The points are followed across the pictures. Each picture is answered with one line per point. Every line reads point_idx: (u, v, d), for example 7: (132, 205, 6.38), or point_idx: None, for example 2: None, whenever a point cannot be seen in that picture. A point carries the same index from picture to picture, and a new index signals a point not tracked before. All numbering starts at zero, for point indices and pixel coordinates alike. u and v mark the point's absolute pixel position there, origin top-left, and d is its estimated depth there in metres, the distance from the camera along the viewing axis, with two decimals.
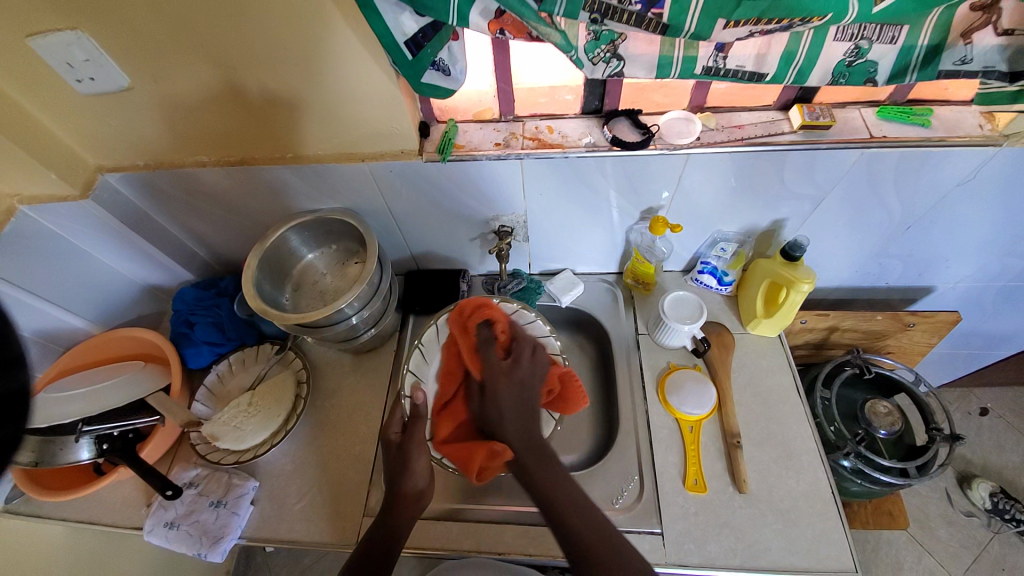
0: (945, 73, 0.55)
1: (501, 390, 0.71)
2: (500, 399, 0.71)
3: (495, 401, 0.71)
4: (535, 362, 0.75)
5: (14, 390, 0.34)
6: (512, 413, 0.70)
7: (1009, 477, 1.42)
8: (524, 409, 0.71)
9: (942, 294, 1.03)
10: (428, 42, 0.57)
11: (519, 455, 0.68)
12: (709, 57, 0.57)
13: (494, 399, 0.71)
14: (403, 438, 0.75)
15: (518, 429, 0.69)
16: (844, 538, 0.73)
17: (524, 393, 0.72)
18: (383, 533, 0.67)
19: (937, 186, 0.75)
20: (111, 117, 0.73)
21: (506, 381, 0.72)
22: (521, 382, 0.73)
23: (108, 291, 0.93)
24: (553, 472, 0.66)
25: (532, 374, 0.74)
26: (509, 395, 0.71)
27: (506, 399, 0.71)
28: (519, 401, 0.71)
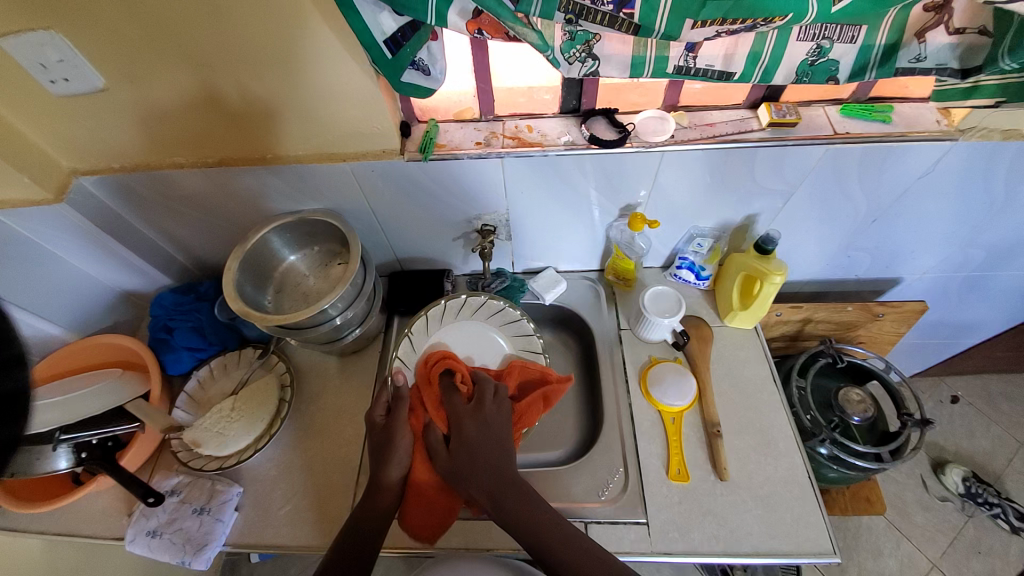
0: (903, 69, 0.58)
1: (467, 428, 0.73)
2: (467, 436, 0.72)
3: (463, 445, 0.72)
4: (489, 405, 0.76)
5: (13, 391, 0.35)
6: (482, 452, 0.71)
7: (979, 461, 1.48)
8: (493, 445, 0.72)
9: (909, 285, 1.07)
10: (407, 42, 0.58)
11: (493, 495, 0.68)
12: (680, 57, 0.59)
13: (462, 443, 0.72)
14: (387, 422, 0.76)
15: (484, 476, 0.69)
16: (821, 520, 0.76)
17: (489, 427, 0.74)
18: (371, 516, 0.70)
19: (899, 179, 0.79)
20: (85, 118, 0.72)
21: (470, 424, 0.73)
22: (485, 424, 0.74)
23: (83, 297, 0.91)
24: (520, 503, 0.67)
25: (495, 413, 0.75)
26: (478, 433, 0.73)
27: (474, 436, 0.72)
28: (489, 441, 0.72)
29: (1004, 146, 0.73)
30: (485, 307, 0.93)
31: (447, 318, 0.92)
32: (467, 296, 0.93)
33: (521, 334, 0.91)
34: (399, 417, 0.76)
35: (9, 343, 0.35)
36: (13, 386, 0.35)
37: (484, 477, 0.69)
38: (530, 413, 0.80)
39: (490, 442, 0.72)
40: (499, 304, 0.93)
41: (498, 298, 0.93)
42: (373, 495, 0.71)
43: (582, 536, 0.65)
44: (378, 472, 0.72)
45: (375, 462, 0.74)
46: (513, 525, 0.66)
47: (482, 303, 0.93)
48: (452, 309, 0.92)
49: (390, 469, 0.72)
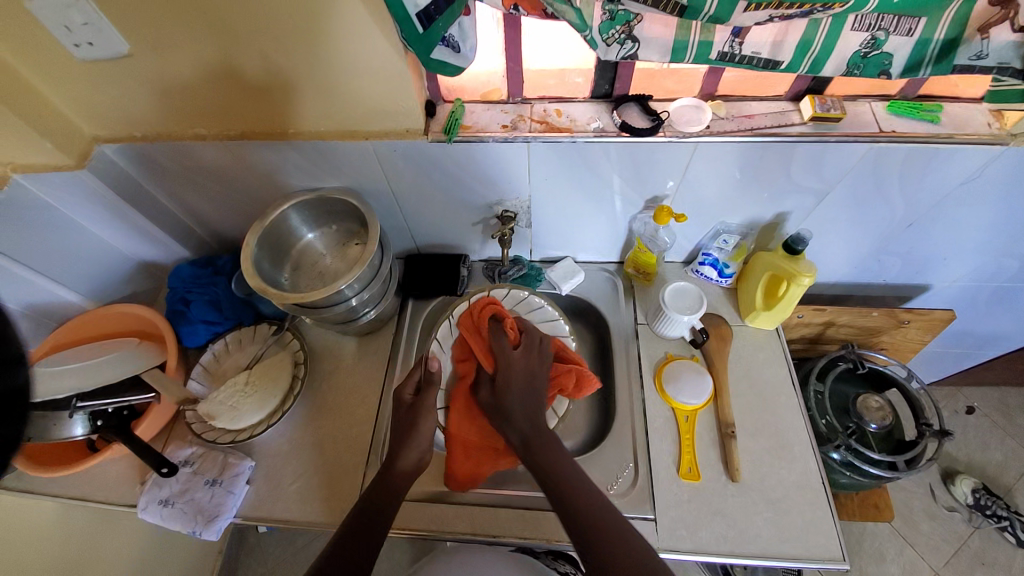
0: (961, 67, 0.55)
1: (512, 373, 0.75)
2: (512, 380, 0.74)
3: (506, 385, 0.74)
4: (523, 352, 0.77)
5: (13, 388, 0.34)
6: (519, 396, 0.73)
7: (991, 474, 1.46)
8: (530, 389, 0.74)
9: (938, 292, 1.04)
10: (440, 15, 0.54)
11: (529, 441, 0.69)
12: (725, 43, 0.56)
13: (505, 387, 0.74)
14: (415, 402, 0.76)
15: (523, 417, 0.71)
16: (833, 527, 0.75)
17: (532, 374, 0.75)
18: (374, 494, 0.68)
19: (940, 184, 0.75)
20: (107, 85, 0.70)
21: (517, 367, 0.76)
22: (523, 370, 0.75)
23: (101, 264, 0.91)
24: (557, 450, 0.67)
25: (535, 358, 0.77)
26: (515, 376, 0.75)
27: (513, 379, 0.74)
28: (529, 390, 0.74)
29: None
30: (509, 297, 0.91)
31: (474, 307, 0.91)
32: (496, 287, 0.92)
33: (553, 334, 0.88)
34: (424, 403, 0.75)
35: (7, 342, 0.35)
36: (12, 383, 0.34)
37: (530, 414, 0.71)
38: (561, 385, 0.79)
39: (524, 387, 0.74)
40: (523, 293, 0.91)
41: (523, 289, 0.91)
42: (386, 477, 0.70)
43: (605, 502, 0.63)
44: (396, 452, 0.72)
45: (396, 441, 0.73)
46: (546, 476, 0.65)
47: (507, 294, 0.91)
48: (481, 297, 0.92)
49: (407, 451, 0.72)
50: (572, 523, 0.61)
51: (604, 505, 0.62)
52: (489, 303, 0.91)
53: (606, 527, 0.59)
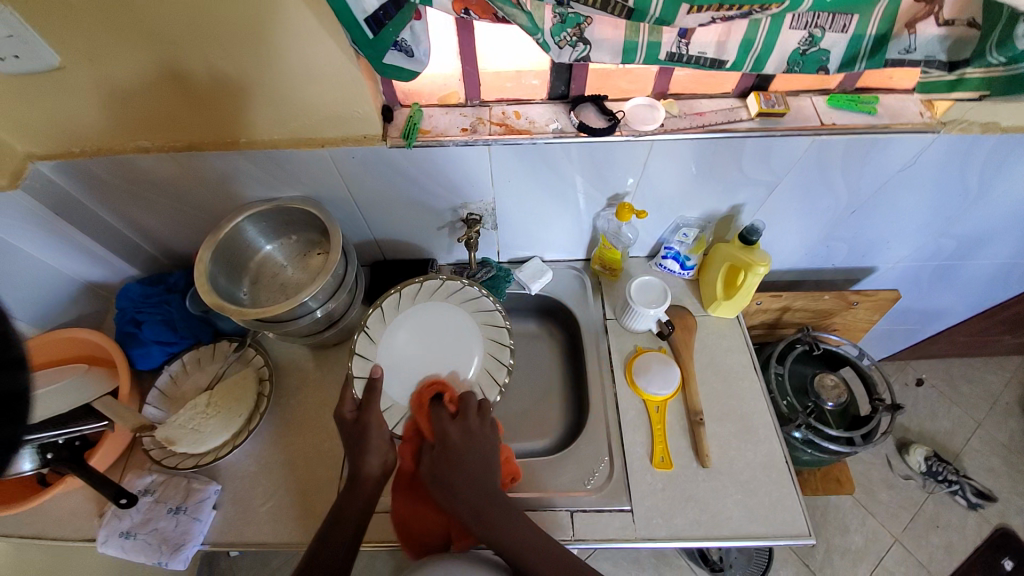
0: (892, 61, 0.58)
1: (460, 453, 0.68)
2: (453, 457, 0.67)
3: (451, 460, 0.67)
4: (469, 423, 0.71)
5: (14, 390, 0.31)
6: (476, 465, 0.67)
7: (940, 441, 1.56)
8: (483, 462, 0.67)
9: (884, 274, 1.10)
10: (390, 20, 0.54)
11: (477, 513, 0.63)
12: (672, 44, 0.58)
13: (446, 460, 0.67)
14: (359, 415, 0.72)
15: (467, 493, 0.65)
16: (798, 503, 0.78)
17: (478, 449, 0.68)
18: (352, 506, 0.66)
19: (880, 171, 0.80)
20: (38, 99, 0.66)
21: (466, 438, 0.69)
22: (472, 441, 0.69)
23: (41, 288, 0.85)
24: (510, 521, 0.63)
25: (481, 431, 0.70)
26: (468, 454, 0.67)
27: (466, 458, 0.67)
28: (481, 459, 0.67)
29: (982, 139, 0.75)
30: (460, 292, 0.89)
31: (420, 297, 0.88)
32: (443, 278, 0.89)
33: (492, 325, 0.86)
34: (372, 406, 0.72)
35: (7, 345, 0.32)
36: (13, 387, 0.31)
37: (473, 496, 0.64)
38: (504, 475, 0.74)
39: (478, 460, 0.67)
40: (475, 292, 0.89)
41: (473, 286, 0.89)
42: (353, 485, 0.68)
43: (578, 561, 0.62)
44: (356, 465, 0.68)
45: (352, 456, 0.69)
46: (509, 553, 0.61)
47: (459, 287, 0.89)
48: (428, 290, 0.89)
49: (370, 457, 0.68)
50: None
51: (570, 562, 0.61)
52: (425, 293, 0.88)
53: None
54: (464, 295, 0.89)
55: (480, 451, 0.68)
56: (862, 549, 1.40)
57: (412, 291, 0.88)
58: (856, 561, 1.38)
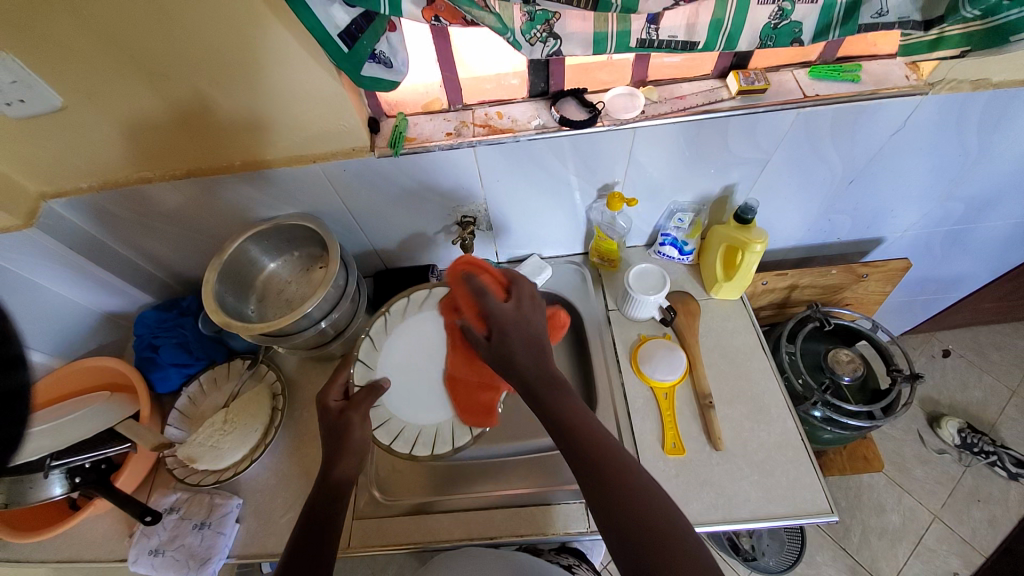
0: (866, 26, 0.58)
1: (508, 334, 0.62)
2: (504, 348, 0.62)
3: (501, 351, 0.62)
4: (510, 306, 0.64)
5: (13, 388, 0.34)
6: (529, 350, 0.61)
7: (974, 412, 1.51)
8: (534, 342, 0.62)
9: (893, 244, 1.08)
10: (363, 34, 0.56)
11: (533, 391, 0.60)
12: (641, 30, 0.58)
13: (502, 343, 0.62)
14: (347, 406, 0.72)
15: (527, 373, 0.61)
16: (817, 481, 0.77)
17: (528, 328, 0.62)
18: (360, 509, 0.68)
19: (872, 138, 0.79)
20: (45, 139, 0.70)
21: (508, 322, 0.63)
22: (519, 327, 0.63)
23: (64, 320, 0.90)
24: (567, 404, 0.59)
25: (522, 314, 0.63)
26: (514, 337, 0.61)
27: (512, 340, 0.61)
28: (528, 341, 0.62)
29: (974, 96, 0.73)
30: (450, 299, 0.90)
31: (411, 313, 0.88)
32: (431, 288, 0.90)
33: None
34: (357, 402, 0.72)
35: (6, 343, 0.35)
36: (14, 382, 0.34)
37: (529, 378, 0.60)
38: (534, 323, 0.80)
39: (530, 349, 0.61)
40: None
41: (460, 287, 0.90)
42: None
43: (640, 498, 0.53)
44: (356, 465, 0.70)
45: (334, 451, 0.68)
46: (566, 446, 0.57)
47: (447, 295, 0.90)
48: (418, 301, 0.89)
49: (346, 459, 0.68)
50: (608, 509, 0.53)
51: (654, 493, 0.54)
52: (415, 305, 0.88)
53: (639, 510, 0.52)
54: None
55: (521, 339, 0.61)
56: (900, 528, 1.35)
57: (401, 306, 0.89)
58: (894, 541, 1.34)
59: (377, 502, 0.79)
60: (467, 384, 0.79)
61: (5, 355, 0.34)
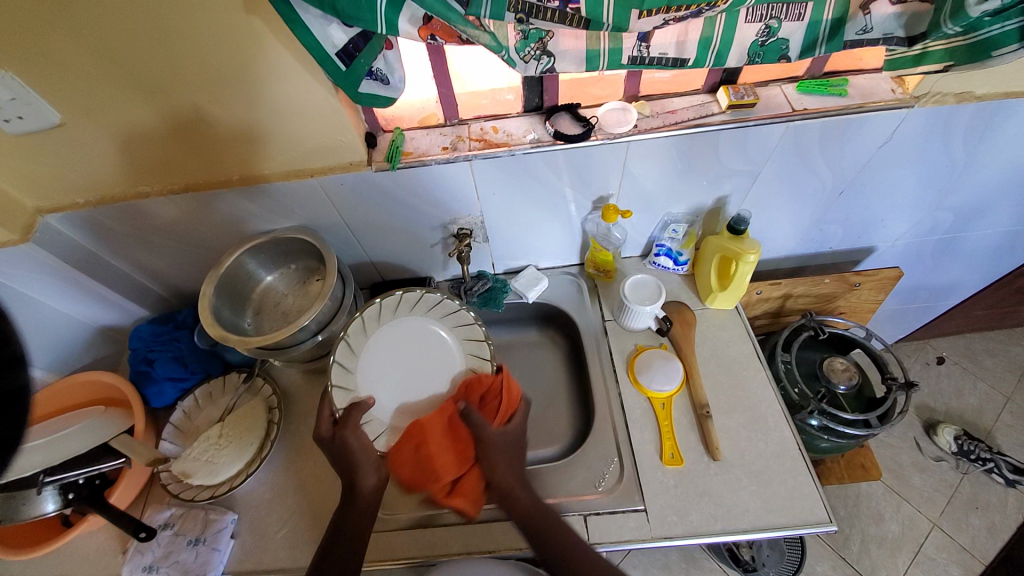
0: (851, 42, 0.59)
1: (513, 436, 0.74)
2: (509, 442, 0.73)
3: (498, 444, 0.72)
4: (521, 420, 0.76)
5: (15, 388, 0.39)
6: (519, 463, 0.72)
7: (970, 419, 1.52)
8: (519, 453, 0.74)
9: (884, 253, 1.10)
10: (360, 52, 0.57)
11: (509, 499, 0.69)
12: (633, 48, 0.60)
13: (506, 440, 0.73)
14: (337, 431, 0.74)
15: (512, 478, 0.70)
16: (815, 490, 0.77)
17: (523, 444, 0.75)
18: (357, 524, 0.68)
19: (861, 150, 0.80)
20: (43, 155, 0.70)
21: (519, 425, 0.76)
22: (519, 436, 0.75)
23: (60, 335, 0.90)
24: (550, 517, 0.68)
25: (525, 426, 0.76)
26: (515, 442, 0.74)
27: (513, 440, 0.74)
28: (518, 453, 0.74)
29: (958, 109, 0.75)
30: (421, 301, 0.89)
31: (385, 318, 0.87)
32: (402, 293, 0.88)
33: (463, 324, 0.88)
34: (349, 424, 0.74)
35: (7, 343, 0.40)
36: (14, 384, 0.39)
37: (508, 478, 0.70)
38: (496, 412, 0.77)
39: (519, 455, 0.73)
40: (436, 297, 0.89)
41: (432, 291, 0.89)
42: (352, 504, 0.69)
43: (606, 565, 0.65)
44: (352, 480, 0.70)
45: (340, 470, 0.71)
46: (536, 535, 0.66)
47: (418, 298, 0.89)
48: (390, 308, 0.87)
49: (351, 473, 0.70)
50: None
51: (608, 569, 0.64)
52: (406, 308, 0.88)
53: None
54: (447, 309, 0.89)
55: (522, 439, 0.75)
56: (899, 537, 1.35)
57: (392, 306, 0.88)
58: (894, 550, 1.33)
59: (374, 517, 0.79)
60: (426, 449, 0.73)
61: (7, 354, 0.39)
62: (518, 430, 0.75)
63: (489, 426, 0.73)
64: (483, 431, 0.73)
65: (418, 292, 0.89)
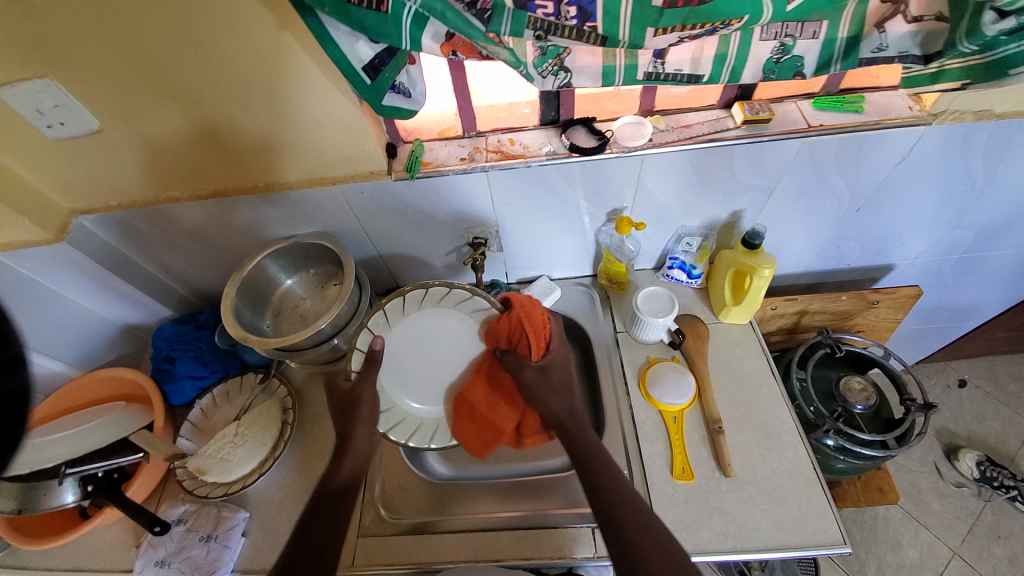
0: (866, 60, 0.60)
1: (552, 370, 0.82)
2: (551, 376, 0.81)
3: (541, 383, 0.80)
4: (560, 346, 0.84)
5: (14, 389, 0.36)
6: (563, 390, 0.81)
7: (995, 445, 1.47)
8: (563, 381, 0.82)
9: (903, 271, 1.08)
10: (385, 67, 0.59)
11: (567, 427, 0.77)
12: (649, 64, 0.61)
13: (548, 375, 0.81)
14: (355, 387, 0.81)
15: (564, 405, 0.80)
16: (830, 511, 0.75)
17: (567, 370, 0.84)
18: None
19: (878, 167, 0.80)
20: (81, 159, 0.74)
21: (557, 360, 0.83)
22: (558, 372, 0.82)
23: (88, 333, 0.93)
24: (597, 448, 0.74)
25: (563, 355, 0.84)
26: (557, 376, 0.82)
27: (555, 374, 0.82)
28: (562, 381, 0.82)
29: (978, 127, 0.74)
30: (427, 296, 0.89)
31: (393, 319, 0.88)
32: (401, 295, 0.88)
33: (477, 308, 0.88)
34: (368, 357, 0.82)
35: (7, 343, 0.36)
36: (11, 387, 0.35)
37: (560, 406, 0.79)
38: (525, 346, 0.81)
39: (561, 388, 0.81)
40: (441, 289, 0.89)
41: (434, 283, 0.89)
42: None
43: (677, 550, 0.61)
44: None
45: None
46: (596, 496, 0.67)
47: (422, 295, 0.89)
48: (395, 311, 0.88)
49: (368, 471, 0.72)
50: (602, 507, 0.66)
51: (640, 512, 0.65)
52: (432, 300, 0.89)
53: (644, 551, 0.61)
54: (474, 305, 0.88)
55: (560, 374, 0.82)
56: (918, 565, 1.30)
57: (398, 305, 0.88)
58: None
59: (383, 521, 0.79)
60: (480, 411, 0.83)
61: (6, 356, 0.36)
62: (553, 367, 0.82)
63: (526, 368, 0.81)
64: (522, 374, 0.81)
65: (442, 287, 0.89)
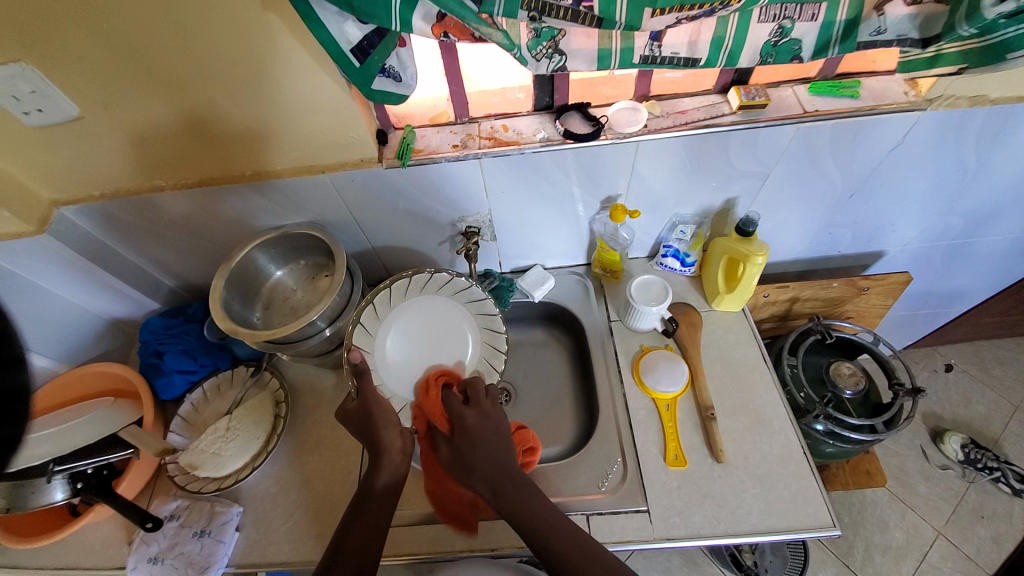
0: (864, 44, 0.59)
1: (468, 430, 0.71)
2: (465, 446, 0.70)
3: (466, 442, 0.70)
4: (475, 411, 0.72)
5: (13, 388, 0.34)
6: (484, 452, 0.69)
7: (977, 428, 1.51)
8: (493, 439, 0.71)
9: (893, 257, 1.09)
10: (374, 49, 0.57)
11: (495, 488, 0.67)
12: (645, 47, 0.60)
13: (465, 440, 0.70)
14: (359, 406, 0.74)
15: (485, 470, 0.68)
16: (820, 494, 0.77)
17: (494, 427, 0.72)
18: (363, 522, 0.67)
19: (871, 153, 0.80)
20: (59, 146, 0.71)
21: (474, 422, 0.72)
22: (485, 432, 0.71)
23: (73, 327, 0.91)
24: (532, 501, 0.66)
25: (493, 412, 0.73)
26: (479, 442, 0.70)
27: (474, 442, 0.70)
28: (490, 441, 0.70)
29: (970, 113, 0.75)
30: (396, 291, 0.86)
31: (371, 321, 0.83)
32: (372, 295, 0.84)
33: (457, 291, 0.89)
34: (369, 387, 0.75)
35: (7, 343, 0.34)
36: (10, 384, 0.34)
37: (489, 475, 0.68)
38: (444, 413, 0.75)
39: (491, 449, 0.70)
40: (407, 279, 0.87)
41: (404, 273, 0.87)
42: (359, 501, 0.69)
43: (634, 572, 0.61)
44: (367, 480, 0.70)
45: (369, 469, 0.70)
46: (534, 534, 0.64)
47: (390, 291, 0.86)
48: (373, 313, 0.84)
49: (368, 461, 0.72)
50: (544, 547, 0.63)
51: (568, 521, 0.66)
52: (400, 294, 0.86)
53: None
54: (419, 283, 0.88)
55: (489, 437, 0.71)
56: (903, 545, 1.34)
57: (387, 296, 0.86)
58: (898, 558, 1.32)
59: None
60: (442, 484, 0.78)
61: (2, 356, 0.34)
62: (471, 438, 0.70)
63: (442, 443, 0.72)
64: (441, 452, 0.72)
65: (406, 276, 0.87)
